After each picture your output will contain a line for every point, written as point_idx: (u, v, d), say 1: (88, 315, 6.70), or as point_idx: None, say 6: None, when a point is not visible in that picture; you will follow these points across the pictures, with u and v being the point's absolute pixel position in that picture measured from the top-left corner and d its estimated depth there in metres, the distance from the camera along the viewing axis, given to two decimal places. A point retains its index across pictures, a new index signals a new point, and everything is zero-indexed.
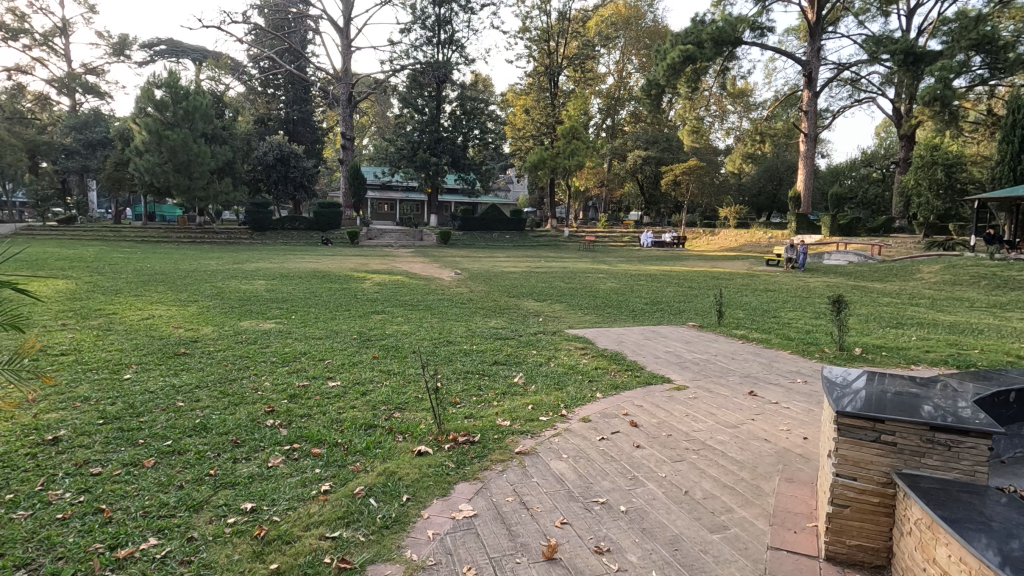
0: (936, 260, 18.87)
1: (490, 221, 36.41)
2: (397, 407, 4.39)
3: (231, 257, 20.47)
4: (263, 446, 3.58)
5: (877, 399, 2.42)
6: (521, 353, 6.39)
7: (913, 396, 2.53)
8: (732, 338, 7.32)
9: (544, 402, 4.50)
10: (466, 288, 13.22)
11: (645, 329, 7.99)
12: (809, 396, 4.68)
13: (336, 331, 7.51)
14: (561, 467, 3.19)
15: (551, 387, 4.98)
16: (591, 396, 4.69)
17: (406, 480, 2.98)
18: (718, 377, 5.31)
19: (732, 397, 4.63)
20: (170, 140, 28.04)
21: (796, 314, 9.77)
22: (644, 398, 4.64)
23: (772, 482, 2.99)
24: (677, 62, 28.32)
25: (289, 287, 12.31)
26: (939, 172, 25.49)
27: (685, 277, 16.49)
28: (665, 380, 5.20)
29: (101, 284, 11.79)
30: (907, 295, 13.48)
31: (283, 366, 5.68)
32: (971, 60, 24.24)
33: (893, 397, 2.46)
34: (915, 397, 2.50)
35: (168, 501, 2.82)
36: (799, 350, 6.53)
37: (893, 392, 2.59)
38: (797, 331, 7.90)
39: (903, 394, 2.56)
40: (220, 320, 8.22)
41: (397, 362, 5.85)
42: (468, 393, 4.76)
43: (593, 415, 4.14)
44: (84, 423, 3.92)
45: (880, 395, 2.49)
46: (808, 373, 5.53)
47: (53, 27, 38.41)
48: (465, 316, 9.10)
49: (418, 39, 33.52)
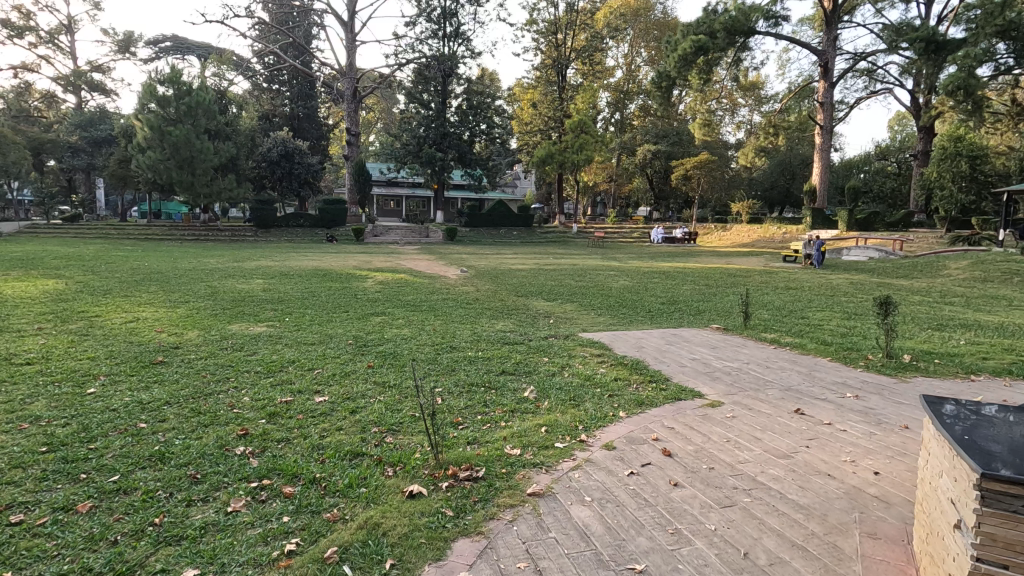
0: (963, 256, 18.03)
1: (498, 218, 35.88)
2: (390, 430, 3.81)
3: (232, 254, 20.00)
4: (226, 483, 3.00)
5: (993, 438, 1.81)
6: (531, 360, 5.80)
7: (1004, 421, 1.98)
8: (762, 342, 6.66)
9: (559, 423, 3.89)
10: (471, 287, 12.59)
11: (666, 332, 7.34)
12: (867, 416, 4.04)
13: (331, 336, 6.91)
14: (585, 516, 2.58)
15: (566, 403, 4.35)
16: (612, 416, 4.06)
17: (392, 538, 2.39)
18: (754, 391, 4.67)
19: (776, 416, 4.00)
20: (173, 136, 27.57)
21: (827, 314, 9.09)
22: (674, 418, 4.00)
23: (852, 539, 2.38)
24: (689, 53, 27.52)
25: (287, 287, 11.80)
26: (963, 164, 24.85)
27: (701, 274, 15.75)
28: (696, 395, 4.55)
29: (92, 284, 11.28)
30: (939, 293, 12.72)
31: (268, 378, 5.10)
32: (995, 47, 23.25)
33: (995, 431, 1.88)
34: (1011, 425, 1.95)
35: (91, 568, 2.25)
36: (840, 357, 5.87)
37: (971, 414, 2.05)
38: (833, 335, 7.22)
39: (999, 423, 1.95)
40: (207, 324, 7.65)
41: (394, 373, 5.25)
42: (472, 412, 4.18)
43: (618, 441, 3.54)
44: (23, 451, 3.36)
45: (985, 434, 1.86)
46: (857, 385, 4.89)
47: (58, 24, 38.20)
48: (470, 318, 8.48)
49: (424, 33, 33.02)
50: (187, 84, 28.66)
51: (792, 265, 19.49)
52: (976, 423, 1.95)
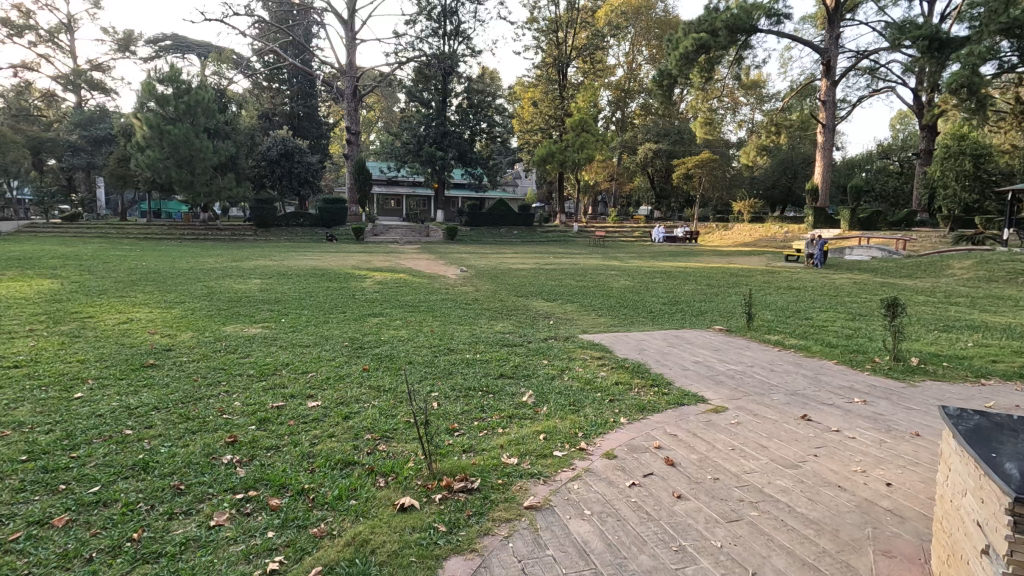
0: (967, 255, 17.86)
1: (499, 217, 35.76)
2: (384, 437, 3.69)
3: (231, 254, 19.88)
4: (211, 495, 2.88)
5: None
6: (530, 363, 5.68)
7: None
8: (766, 344, 6.53)
9: (558, 430, 3.77)
10: (471, 287, 12.46)
11: (668, 334, 7.23)
12: (876, 422, 3.91)
13: (326, 337, 6.79)
14: (585, 532, 2.46)
15: (566, 409, 4.23)
16: (613, 422, 3.93)
17: (380, 556, 2.27)
18: (758, 395, 4.55)
19: (782, 422, 3.88)
20: (172, 135, 27.47)
21: (831, 315, 8.96)
22: (677, 424, 3.88)
23: (867, 559, 2.26)
24: (691, 51, 27.36)
25: (285, 287, 11.68)
26: (967, 163, 24.50)
27: (702, 274, 15.63)
28: (699, 400, 4.43)
29: (88, 284, 11.16)
30: (943, 293, 12.58)
31: (260, 381, 4.98)
32: (999, 45, 23.05)
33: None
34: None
35: None
36: (846, 360, 5.74)
37: (998, 426, 1.91)
38: (837, 336, 7.09)
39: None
40: (201, 324, 7.54)
41: (389, 376, 5.13)
42: (468, 417, 4.06)
43: (619, 449, 3.41)
44: (2, 460, 3.25)
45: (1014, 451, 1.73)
46: (865, 390, 4.76)
47: (57, 23, 38.10)
48: (469, 319, 8.37)
49: (424, 31, 32.88)
50: (186, 83, 28.56)
51: (794, 265, 19.35)
52: (1002, 437, 1.83)
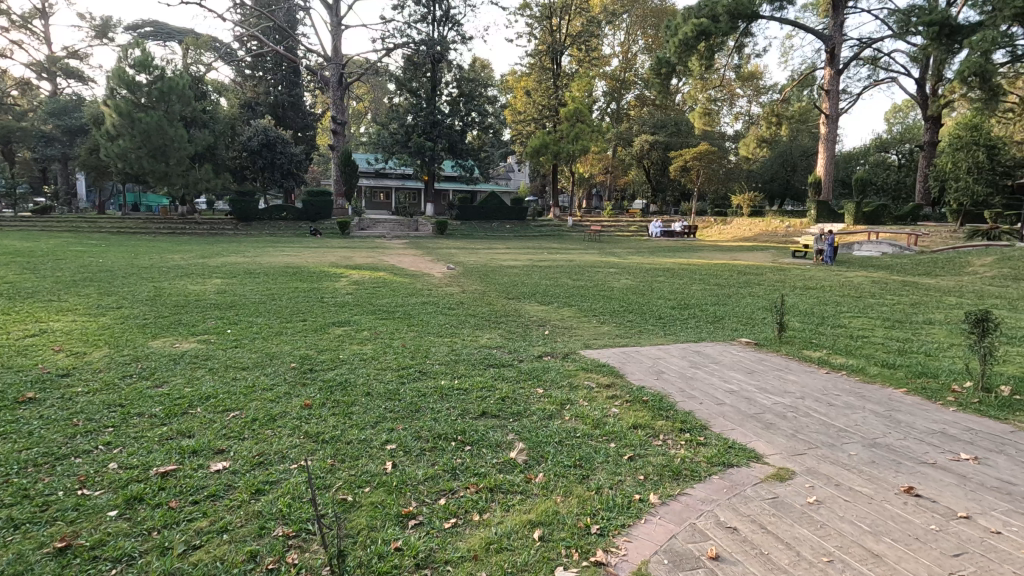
0: (985, 253, 16.76)
1: (490, 210, 34.50)
2: (300, 534, 2.48)
3: (202, 251, 18.38)
4: None
5: None
6: (522, 393, 4.45)
7: None
8: (809, 365, 5.33)
9: (561, 521, 2.54)
10: (457, 288, 11.25)
11: (687, 349, 6.03)
12: (1013, 500, 2.73)
13: (271, 357, 5.51)
14: None
15: (570, 477, 3.00)
16: (638, 502, 2.72)
17: None
18: (829, 449, 3.35)
19: (882, 502, 2.70)
20: (143, 123, 25.87)
21: (868, 323, 7.76)
22: (734, 507, 2.67)
23: None
24: (690, 38, 25.90)
25: (247, 288, 10.40)
26: (980, 154, 23.17)
27: (710, 272, 14.37)
28: (750, 456, 3.24)
29: (21, 286, 9.79)
30: (973, 294, 11.43)
31: (165, 426, 3.74)
32: (1014, 31, 21.78)
33: None
34: None
35: None
36: (918, 389, 4.55)
37: None
38: (891, 354, 5.86)
39: None
40: (124, 338, 6.22)
41: (333, 418, 3.87)
42: (432, 490, 2.86)
43: (655, 565, 2.22)
44: None
45: None
46: (973, 440, 3.52)
47: (30, 7, 36.32)
48: (450, 328, 7.15)
49: (413, 17, 31.35)
50: (159, 69, 26.99)
51: (801, 261, 18.28)
52: None
